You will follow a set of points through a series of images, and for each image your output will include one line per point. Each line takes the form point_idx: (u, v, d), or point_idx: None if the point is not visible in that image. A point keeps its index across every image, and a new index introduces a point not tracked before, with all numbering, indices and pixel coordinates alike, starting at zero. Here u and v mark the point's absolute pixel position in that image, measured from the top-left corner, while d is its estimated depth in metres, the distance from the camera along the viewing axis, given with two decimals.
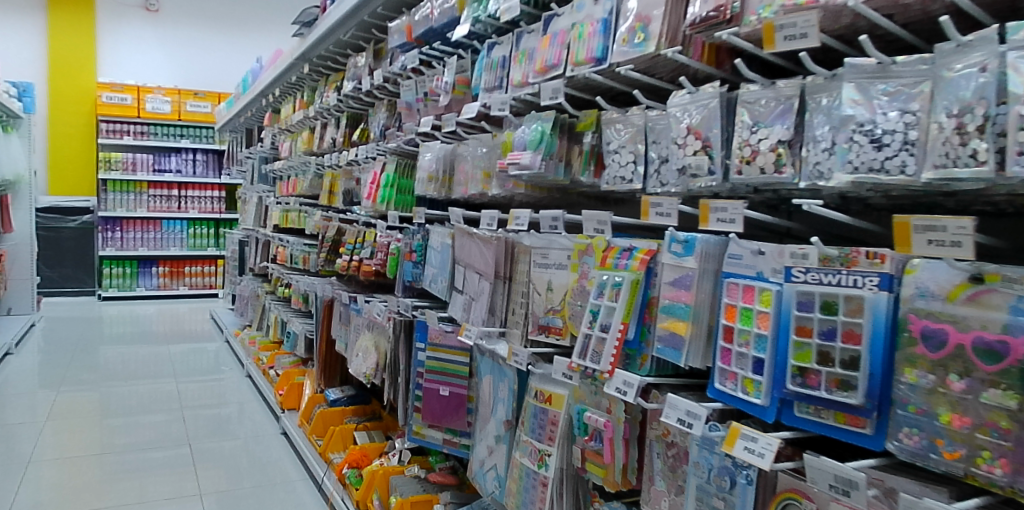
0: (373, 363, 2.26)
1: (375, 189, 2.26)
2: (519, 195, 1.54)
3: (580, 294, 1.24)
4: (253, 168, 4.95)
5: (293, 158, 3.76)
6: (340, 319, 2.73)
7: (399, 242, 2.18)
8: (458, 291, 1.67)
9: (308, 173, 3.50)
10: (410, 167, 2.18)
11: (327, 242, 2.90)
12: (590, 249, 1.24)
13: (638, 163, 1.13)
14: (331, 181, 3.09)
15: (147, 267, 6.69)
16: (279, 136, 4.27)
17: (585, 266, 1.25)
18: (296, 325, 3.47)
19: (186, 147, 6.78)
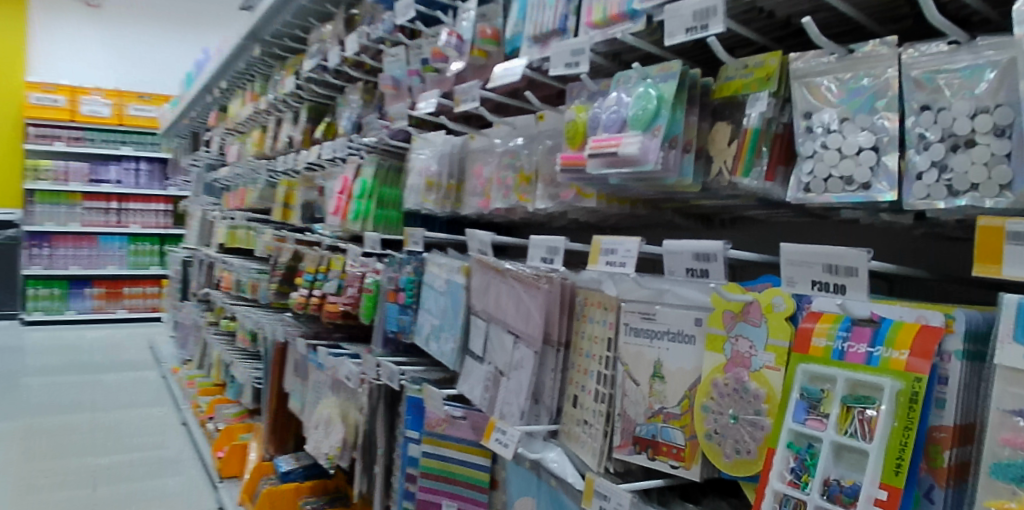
0: (340, 439, 1.67)
1: (346, 203, 1.67)
2: (580, 210, 1.00)
3: (736, 397, 0.66)
4: (200, 178, 4.30)
5: (242, 164, 3.14)
6: (298, 370, 2.12)
7: (377, 275, 1.59)
8: (479, 360, 1.10)
9: (261, 183, 2.89)
10: (394, 171, 1.60)
11: (280, 269, 2.29)
12: (752, 311, 0.66)
13: (883, 150, 0.56)
14: (287, 191, 2.48)
15: (80, 288, 5.91)
16: (228, 139, 3.64)
17: (740, 345, 0.66)
18: (241, 369, 2.83)
19: (128, 155, 6.05)
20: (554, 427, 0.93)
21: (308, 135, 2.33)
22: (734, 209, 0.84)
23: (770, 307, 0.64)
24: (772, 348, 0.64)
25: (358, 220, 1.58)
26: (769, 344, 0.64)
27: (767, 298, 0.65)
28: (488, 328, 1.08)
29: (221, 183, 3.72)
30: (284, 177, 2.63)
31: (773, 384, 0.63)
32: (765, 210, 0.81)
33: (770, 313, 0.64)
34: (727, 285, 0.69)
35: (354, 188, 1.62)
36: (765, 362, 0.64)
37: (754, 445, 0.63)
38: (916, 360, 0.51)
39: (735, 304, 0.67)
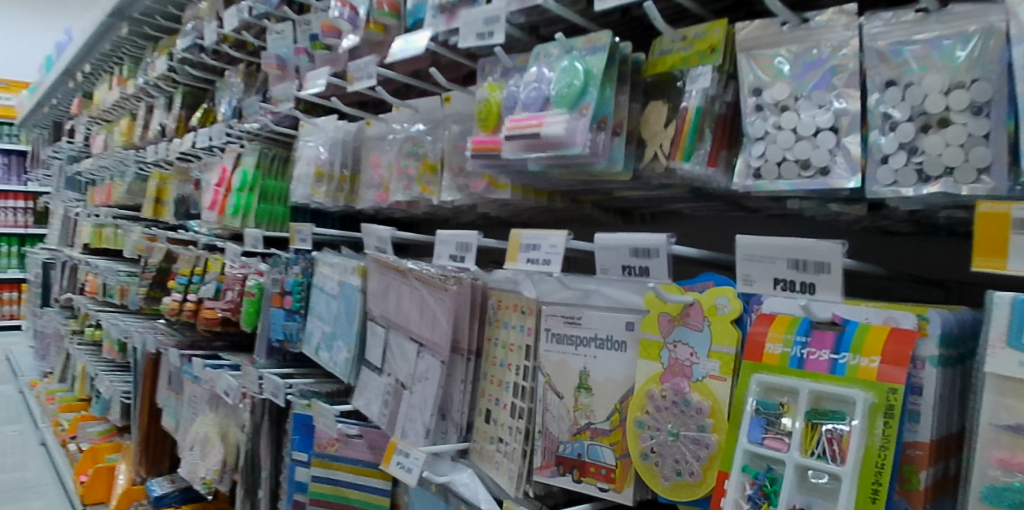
0: (219, 459, 1.49)
1: (223, 197, 1.49)
2: (491, 203, 0.90)
3: (675, 410, 0.58)
4: (60, 171, 3.85)
5: (108, 156, 2.82)
6: (172, 383, 1.89)
7: (261, 277, 1.43)
8: (378, 371, 0.98)
9: (130, 176, 2.60)
10: (279, 161, 1.44)
11: (150, 272, 2.04)
12: (693, 313, 0.58)
13: (843, 131, 0.50)
14: (159, 184, 2.23)
15: None
16: (93, 128, 3.27)
17: (679, 352, 0.58)
18: (108, 383, 2.53)
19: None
20: (466, 445, 0.83)
21: (183, 122, 2.09)
22: (661, 202, 0.77)
23: (714, 309, 0.57)
24: (716, 355, 0.56)
25: (237, 216, 1.41)
26: (713, 351, 0.56)
27: (711, 300, 0.57)
28: (387, 335, 0.96)
29: (84, 176, 3.34)
30: (156, 169, 2.36)
31: (719, 395, 0.56)
32: (694, 203, 0.75)
33: (714, 316, 0.57)
34: (649, 296, 0.61)
35: (233, 180, 1.44)
36: (708, 371, 0.56)
37: (698, 464, 0.55)
38: (889, 367, 0.44)
39: (675, 306, 0.59)
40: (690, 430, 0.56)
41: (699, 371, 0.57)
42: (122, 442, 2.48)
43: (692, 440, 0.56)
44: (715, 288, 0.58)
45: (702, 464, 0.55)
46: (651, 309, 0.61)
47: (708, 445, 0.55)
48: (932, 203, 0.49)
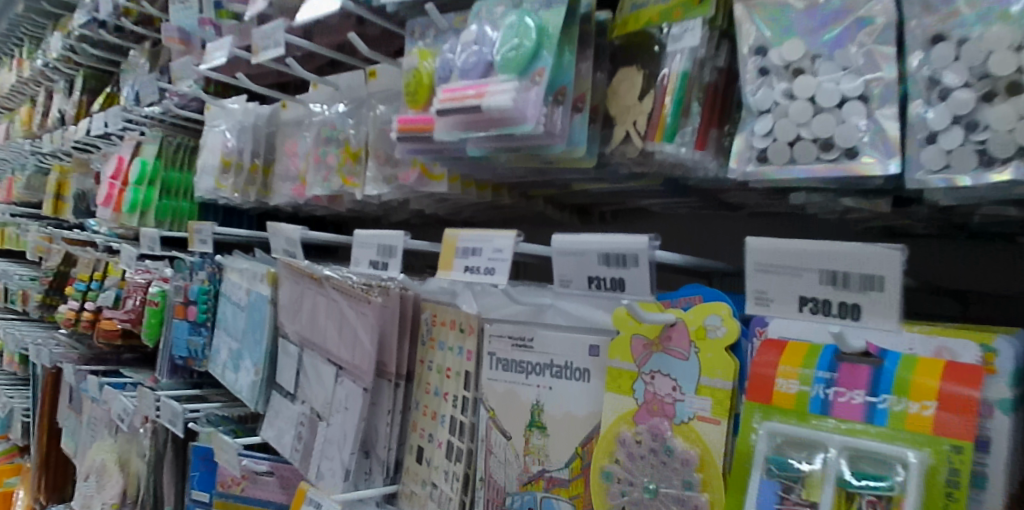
0: (117, 491, 1.30)
1: (120, 191, 1.29)
2: (426, 199, 0.77)
3: (652, 461, 0.45)
4: None
5: (6, 147, 2.54)
6: (70, 403, 1.68)
7: (165, 283, 1.25)
8: (291, 396, 0.83)
9: (29, 169, 2.34)
10: (186, 151, 1.27)
11: (45, 276, 1.81)
12: (676, 337, 0.45)
13: (876, 100, 0.38)
14: (59, 178, 1.99)
15: None
16: None
17: (658, 386, 0.46)
18: (4, 400, 2.27)
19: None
20: (395, 488, 0.68)
21: (84, 108, 1.87)
22: (626, 197, 0.66)
23: (703, 333, 0.44)
24: (706, 391, 0.44)
25: (135, 213, 1.22)
26: (701, 385, 0.44)
27: (699, 320, 0.45)
28: (302, 354, 0.81)
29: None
30: (57, 161, 2.12)
31: (710, 442, 0.43)
32: (667, 197, 0.63)
33: (704, 342, 0.44)
34: (620, 310, 0.49)
35: (130, 172, 1.25)
36: (696, 410, 0.44)
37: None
38: (949, 417, 0.32)
39: (653, 329, 0.47)
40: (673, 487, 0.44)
41: (684, 412, 0.44)
42: (21, 465, 2.21)
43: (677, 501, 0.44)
44: (703, 304, 0.45)
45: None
46: (621, 329, 0.48)
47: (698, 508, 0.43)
48: (988, 196, 0.38)
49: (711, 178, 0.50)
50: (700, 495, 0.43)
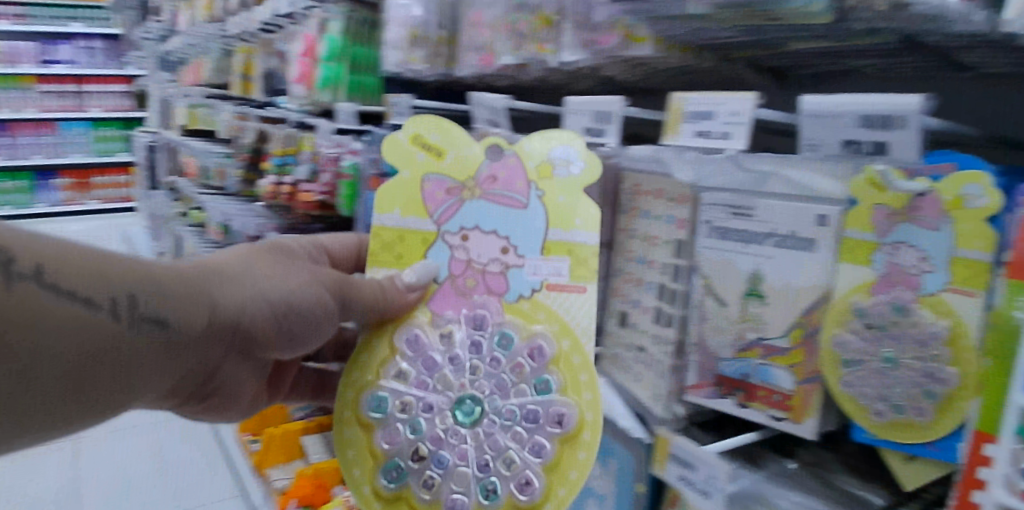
0: None
1: (310, 69, 1.62)
2: (620, 64, 0.80)
3: (470, 364, 0.63)
4: (154, 53, 4.05)
5: (195, 35, 2.95)
6: None
7: (354, 156, 1.43)
8: None
9: (216, 53, 2.77)
10: (364, 26, 1.51)
11: (247, 155, 2.19)
12: (516, 183, 0.65)
13: None
14: (246, 59, 2.45)
15: (44, 179, 5.39)
16: (176, 5, 3.39)
17: (473, 249, 0.64)
18: None
19: (77, 32, 5.46)
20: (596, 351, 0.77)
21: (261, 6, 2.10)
22: (837, 58, 0.65)
23: (551, 170, 0.64)
24: (549, 258, 0.63)
25: (329, 88, 1.51)
26: (546, 241, 0.63)
27: (546, 155, 0.65)
28: None
29: (184, 55, 3.45)
30: (246, 43, 2.53)
31: (549, 334, 0.63)
32: (891, 55, 0.60)
33: (542, 185, 0.64)
34: (417, 138, 0.66)
35: (321, 49, 1.54)
36: (540, 274, 0.63)
37: (527, 471, 0.60)
38: None
39: (462, 166, 0.66)
40: (924, 363, 0.47)
41: (524, 289, 0.64)
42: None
43: (525, 431, 0.61)
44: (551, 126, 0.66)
45: (539, 472, 0.60)
46: (399, 151, 0.66)
47: (947, 381, 0.46)
48: None
49: (956, 29, 0.48)
50: (557, 395, 0.62)
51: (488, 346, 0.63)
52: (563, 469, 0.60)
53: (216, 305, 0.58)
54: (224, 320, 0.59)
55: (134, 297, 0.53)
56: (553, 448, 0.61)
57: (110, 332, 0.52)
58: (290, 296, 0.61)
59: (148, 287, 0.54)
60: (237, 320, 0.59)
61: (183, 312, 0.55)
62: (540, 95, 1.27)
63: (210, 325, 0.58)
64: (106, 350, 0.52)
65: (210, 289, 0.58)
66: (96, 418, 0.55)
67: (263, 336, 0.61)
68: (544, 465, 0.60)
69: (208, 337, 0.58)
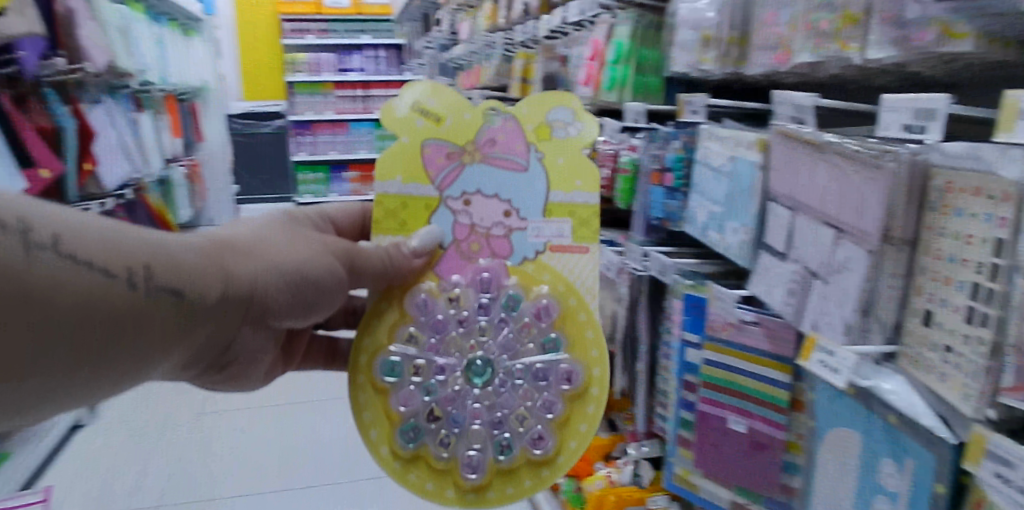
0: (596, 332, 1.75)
1: (598, 71, 1.74)
2: (934, 60, 0.79)
3: (477, 330, 0.89)
4: (433, 59, 4.64)
5: (476, 41, 3.32)
6: None
7: (633, 153, 1.60)
8: (790, 253, 1.00)
9: (495, 57, 3.08)
10: (653, 29, 1.60)
11: None
12: (516, 148, 0.93)
13: None
14: (525, 64, 2.63)
15: (338, 172, 6.45)
16: (459, 15, 3.85)
17: (473, 216, 0.91)
18: None
19: (367, 44, 6.47)
20: (893, 349, 0.79)
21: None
22: None
23: (547, 131, 0.93)
24: (551, 220, 0.91)
25: (615, 88, 1.63)
26: (549, 202, 0.91)
27: (544, 121, 0.93)
28: (794, 219, 0.98)
29: (460, 62, 3.89)
30: (524, 51, 2.79)
31: (556, 288, 0.91)
32: None
33: (541, 148, 0.93)
34: (423, 113, 0.93)
35: (608, 53, 1.68)
36: (547, 231, 0.91)
37: (540, 428, 0.87)
38: None
39: (459, 132, 0.93)
40: None
41: (529, 251, 0.91)
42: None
43: (534, 390, 0.88)
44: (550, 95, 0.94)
45: (545, 428, 0.87)
46: (406, 121, 0.92)
47: None
48: None
49: None
50: (561, 355, 0.89)
51: (497, 303, 0.89)
52: (572, 426, 0.88)
53: (229, 276, 0.74)
54: (242, 290, 0.75)
55: (148, 268, 0.67)
56: (568, 406, 0.89)
57: (123, 302, 0.66)
58: (275, 269, 0.78)
59: (163, 261, 0.68)
60: (248, 290, 0.75)
61: (196, 284, 0.70)
62: (830, 89, 1.26)
63: (225, 294, 0.73)
64: (126, 315, 0.66)
65: (224, 264, 0.74)
66: (123, 379, 0.70)
67: (273, 302, 0.78)
68: (556, 421, 0.88)
69: (218, 308, 0.73)
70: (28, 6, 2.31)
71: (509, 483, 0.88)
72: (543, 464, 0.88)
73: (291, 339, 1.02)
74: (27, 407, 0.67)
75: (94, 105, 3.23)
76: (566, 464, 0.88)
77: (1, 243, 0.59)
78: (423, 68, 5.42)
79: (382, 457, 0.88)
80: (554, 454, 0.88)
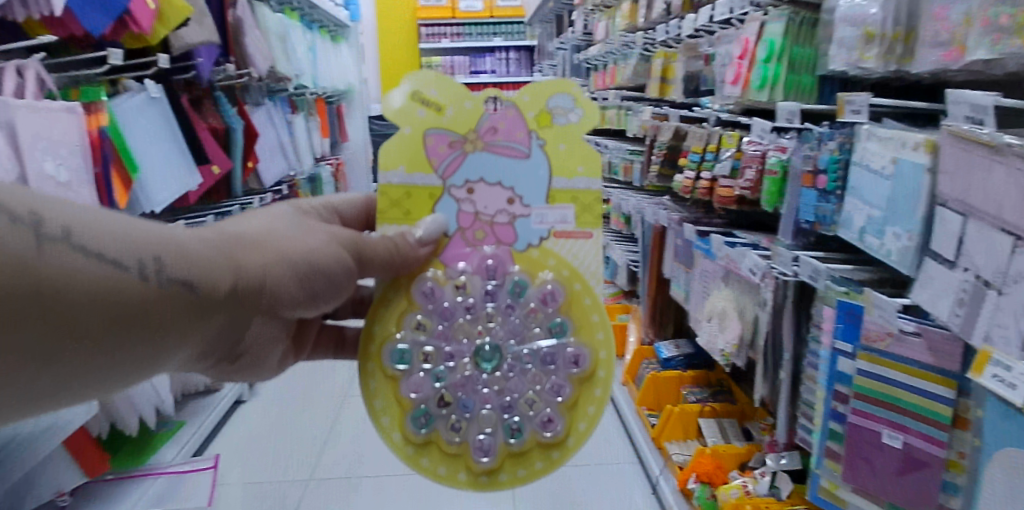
0: (735, 336, 1.72)
1: (747, 70, 1.69)
2: None
3: (484, 316, 0.94)
4: (565, 59, 4.72)
5: (611, 41, 3.33)
6: (682, 259, 2.19)
7: (782, 154, 1.56)
8: (966, 262, 0.95)
9: (631, 58, 3.08)
10: (809, 26, 1.55)
11: (660, 151, 2.39)
12: (517, 135, 0.95)
13: None
14: (664, 63, 2.60)
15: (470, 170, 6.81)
16: (593, 16, 3.89)
17: (479, 206, 0.94)
18: (618, 252, 3.12)
19: (500, 46, 6.72)
20: None
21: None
22: None
23: (548, 118, 0.95)
24: (553, 207, 0.94)
25: (767, 88, 1.59)
26: (552, 189, 0.94)
27: (545, 108, 0.95)
28: (969, 224, 0.94)
29: (592, 62, 3.92)
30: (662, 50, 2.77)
31: (561, 273, 0.94)
32: None
33: (544, 134, 0.95)
34: (428, 99, 0.95)
35: (759, 52, 1.62)
36: (551, 218, 0.94)
37: (549, 411, 0.92)
38: None
39: (460, 121, 0.95)
40: None
41: (534, 237, 0.95)
42: (629, 305, 3.08)
43: (545, 375, 0.94)
44: (550, 83, 0.95)
45: (554, 413, 0.92)
46: (406, 112, 0.94)
47: None
48: None
49: None
50: (568, 339, 0.94)
51: (504, 289, 0.94)
52: (579, 411, 0.94)
53: (237, 267, 0.76)
54: (251, 281, 0.77)
55: (155, 261, 0.69)
56: (576, 389, 0.94)
57: (134, 292, 0.68)
58: (281, 260, 0.80)
59: (171, 254, 0.71)
60: (257, 282, 0.78)
61: (204, 275, 0.73)
62: (1006, 84, 1.17)
63: (233, 285, 0.76)
64: (137, 306, 0.69)
65: (231, 256, 0.76)
66: (138, 367, 0.72)
67: (281, 292, 0.80)
68: (565, 404, 0.93)
69: (228, 299, 0.76)
70: (206, 17, 2.60)
71: (521, 466, 0.93)
72: (553, 446, 0.93)
73: (302, 327, 1.02)
74: (45, 400, 0.69)
75: (256, 108, 3.57)
76: (575, 446, 0.93)
77: (17, 237, 0.61)
78: (553, 69, 5.50)
79: (395, 443, 0.93)
80: (565, 436, 0.93)
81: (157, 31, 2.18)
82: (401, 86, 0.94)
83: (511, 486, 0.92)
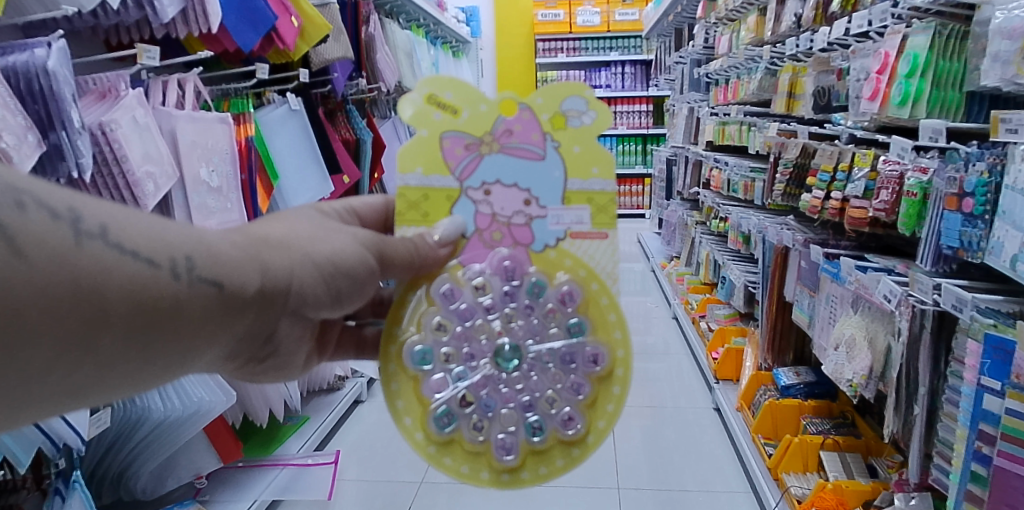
0: (865, 366, 1.63)
1: (887, 85, 1.60)
2: None
3: (505, 316, 0.95)
4: (684, 73, 4.66)
5: (735, 54, 3.25)
6: (806, 283, 2.09)
7: (922, 175, 1.46)
8: None
9: (755, 73, 3.00)
10: (959, 38, 1.45)
11: (785, 168, 2.30)
12: (532, 137, 0.96)
13: None
14: (792, 78, 2.51)
15: None
16: (716, 29, 3.81)
17: (494, 206, 0.95)
18: (733, 271, 3.04)
19: (615, 60, 6.72)
20: None
21: (830, 5, 2.13)
22: None
23: (563, 121, 0.95)
24: (569, 209, 0.95)
25: (909, 104, 1.50)
26: (568, 190, 0.95)
27: (559, 110, 0.96)
28: None
29: (712, 77, 3.84)
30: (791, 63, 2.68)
31: (577, 274, 0.96)
32: None
33: (556, 134, 0.96)
34: (443, 101, 0.96)
35: (900, 66, 1.53)
36: (563, 222, 0.95)
37: (569, 409, 0.93)
38: None
39: (476, 124, 0.97)
40: None
41: (551, 238, 0.96)
42: (745, 328, 2.98)
43: (564, 373, 0.94)
44: (563, 85, 0.95)
45: (571, 409, 0.93)
46: (422, 115, 0.96)
47: None
48: None
49: None
50: (585, 338, 0.95)
51: (523, 290, 0.95)
52: (598, 409, 0.94)
53: (267, 268, 0.74)
54: (280, 283, 0.75)
55: (190, 261, 0.65)
56: (596, 388, 0.94)
57: (169, 294, 0.64)
58: (306, 262, 0.78)
59: (204, 255, 0.67)
60: (285, 283, 0.75)
61: (237, 277, 0.70)
62: None
63: (263, 285, 0.73)
64: (170, 309, 0.65)
65: (262, 257, 0.74)
66: (162, 369, 0.68)
67: (308, 295, 0.79)
68: (585, 403, 0.94)
69: (258, 302, 0.73)
70: (341, 34, 2.80)
71: (543, 464, 0.93)
72: (574, 444, 0.93)
73: (324, 327, 0.99)
74: (65, 406, 0.64)
75: (383, 120, 3.77)
76: (596, 443, 0.93)
77: (53, 232, 0.58)
78: (671, 83, 5.42)
79: (417, 441, 0.94)
80: (585, 433, 0.93)
81: (299, 47, 2.37)
82: (417, 90, 0.95)
83: (533, 484, 0.92)
